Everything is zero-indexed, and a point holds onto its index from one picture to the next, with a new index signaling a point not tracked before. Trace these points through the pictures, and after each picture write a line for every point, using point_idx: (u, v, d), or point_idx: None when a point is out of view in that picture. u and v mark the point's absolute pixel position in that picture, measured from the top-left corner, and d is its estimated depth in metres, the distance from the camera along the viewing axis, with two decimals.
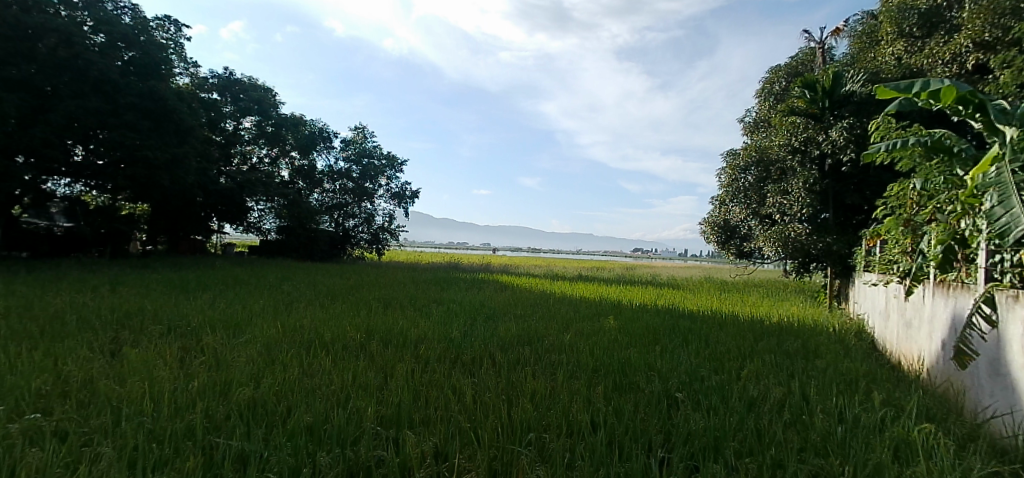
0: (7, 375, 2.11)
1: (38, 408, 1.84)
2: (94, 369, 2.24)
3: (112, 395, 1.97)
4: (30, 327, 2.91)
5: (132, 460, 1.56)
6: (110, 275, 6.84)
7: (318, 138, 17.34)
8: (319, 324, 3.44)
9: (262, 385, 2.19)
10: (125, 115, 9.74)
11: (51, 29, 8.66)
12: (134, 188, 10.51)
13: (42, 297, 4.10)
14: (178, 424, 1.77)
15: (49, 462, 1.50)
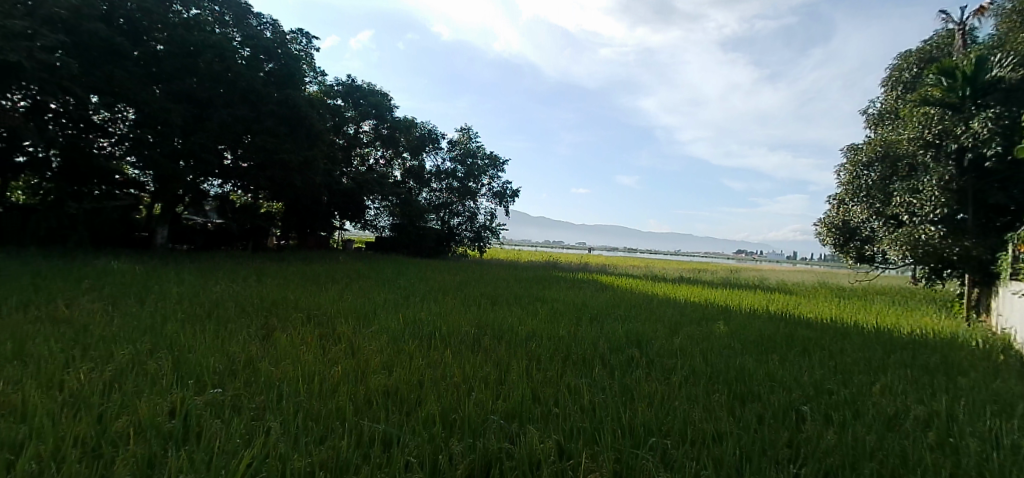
0: (188, 352, 2.48)
1: (215, 382, 2.27)
2: (255, 350, 2.60)
3: (273, 376, 2.39)
4: (198, 311, 3.29)
5: (295, 437, 2.01)
6: (254, 266, 7.59)
7: (428, 139, 18.29)
8: (434, 317, 3.61)
9: (393, 373, 2.61)
10: (266, 121, 10.77)
11: (209, 45, 9.85)
12: (273, 188, 11.78)
13: (202, 286, 4.61)
14: (329, 407, 2.24)
15: (228, 437, 1.96)
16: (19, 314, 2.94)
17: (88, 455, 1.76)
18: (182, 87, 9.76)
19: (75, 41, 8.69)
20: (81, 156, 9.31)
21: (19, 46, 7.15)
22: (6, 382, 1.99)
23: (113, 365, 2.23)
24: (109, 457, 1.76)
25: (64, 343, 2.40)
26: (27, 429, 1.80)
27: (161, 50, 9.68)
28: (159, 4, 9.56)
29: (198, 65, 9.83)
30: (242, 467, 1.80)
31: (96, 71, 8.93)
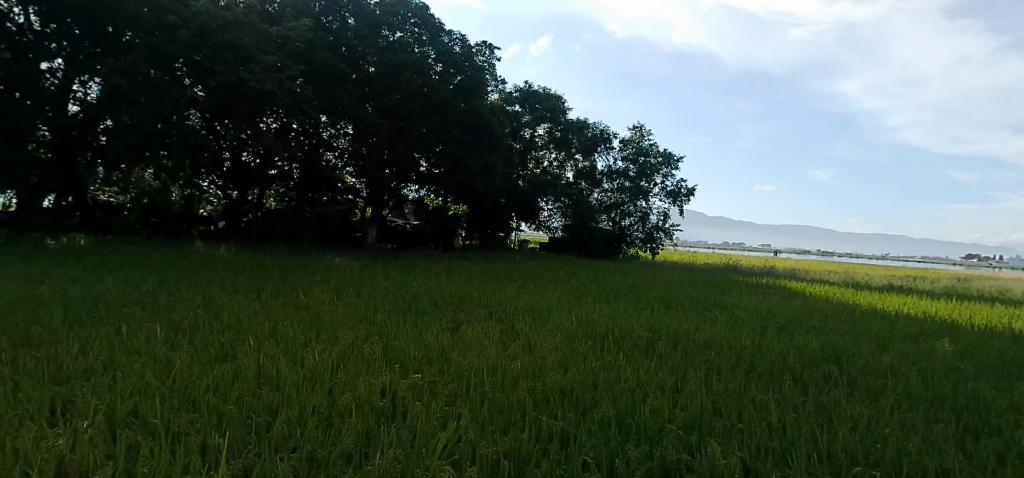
0: (393, 339, 2.81)
1: (415, 368, 2.52)
2: (447, 340, 2.85)
3: (462, 366, 2.58)
4: (401, 303, 3.73)
5: (482, 425, 2.13)
6: (443, 264, 8.46)
7: (600, 140, 18.73)
8: (607, 319, 3.66)
9: (569, 372, 2.67)
10: (454, 130, 12.95)
11: (409, 64, 12.05)
12: (459, 193, 13.55)
13: (404, 280, 5.27)
14: (511, 399, 2.35)
15: (426, 420, 2.15)
16: (274, 299, 3.62)
17: (322, 422, 2.05)
18: (390, 102, 12.40)
19: (312, 70, 11.46)
20: (312, 166, 12.42)
21: (272, 78, 9.90)
22: (265, 355, 2.41)
23: (339, 348, 2.59)
24: (338, 426, 2.04)
25: (304, 326, 2.84)
26: (279, 396, 2.15)
27: (373, 71, 12.47)
28: (371, 33, 12.12)
29: (400, 81, 12.28)
30: (440, 444, 1.96)
31: (326, 95, 11.55)
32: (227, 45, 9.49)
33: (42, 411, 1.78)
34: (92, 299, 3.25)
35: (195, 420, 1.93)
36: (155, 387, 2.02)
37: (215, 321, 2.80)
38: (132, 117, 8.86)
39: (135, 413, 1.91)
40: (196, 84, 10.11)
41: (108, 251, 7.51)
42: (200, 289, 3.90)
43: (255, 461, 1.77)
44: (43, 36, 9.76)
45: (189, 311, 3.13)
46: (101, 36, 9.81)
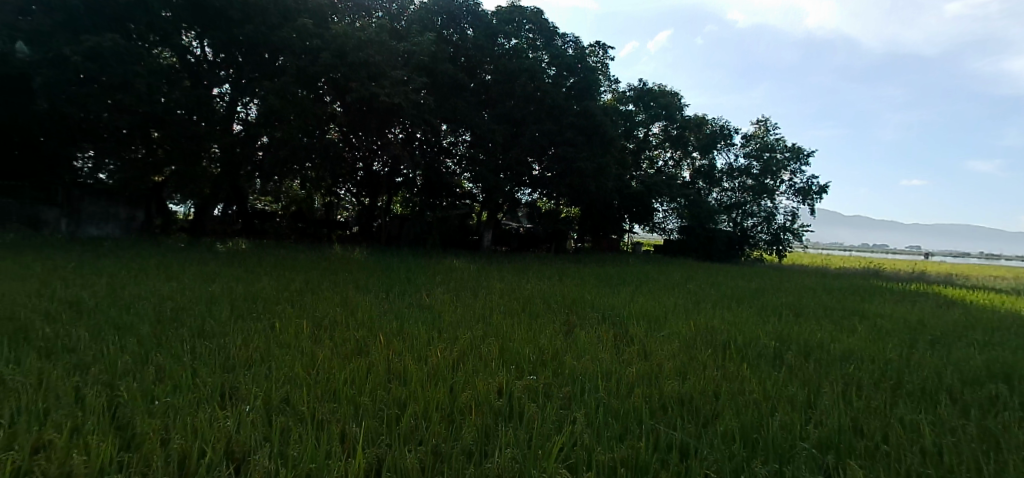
0: (508, 340, 2.88)
1: (530, 369, 2.55)
2: (561, 344, 2.87)
3: (576, 371, 2.56)
4: (516, 304, 3.83)
5: (597, 431, 2.09)
6: (555, 266, 8.67)
7: (719, 137, 19.33)
8: (728, 327, 3.52)
9: (688, 380, 2.56)
10: (567, 132, 13.07)
11: (524, 69, 12.74)
12: (571, 195, 13.92)
13: (518, 282, 5.44)
14: (627, 405, 2.28)
15: (542, 422, 2.15)
16: (400, 299, 3.88)
17: (444, 419, 2.12)
18: (504, 109, 13.03)
19: (433, 82, 12.58)
20: (434, 173, 13.98)
21: (399, 92, 10.68)
22: (393, 352, 2.56)
23: (458, 347, 2.68)
24: (459, 423, 2.09)
25: (427, 325, 2.99)
26: (405, 391, 2.26)
27: (489, 79, 13.18)
28: (489, 42, 13.01)
29: (514, 88, 12.89)
30: (557, 447, 1.94)
31: (447, 104, 12.74)
32: (362, 62, 10.38)
33: (214, 394, 2.01)
34: (254, 296, 3.70)
35: (335, 411, 2.08)
36: (299, 377, 2.20)
37: (350, 319, 3.04)
38: (282, 132, 10.34)
39: (287, 400, 2.10)
40: (336, 100, 11.37)
41: (265, 252, 8.60)
42: (339, 288, 4.28)
43: (386, 451, 1.87)
44: (216, 64, 11.65)
45: (330, 308, 3.44)
46: (258, 61, 11.20)
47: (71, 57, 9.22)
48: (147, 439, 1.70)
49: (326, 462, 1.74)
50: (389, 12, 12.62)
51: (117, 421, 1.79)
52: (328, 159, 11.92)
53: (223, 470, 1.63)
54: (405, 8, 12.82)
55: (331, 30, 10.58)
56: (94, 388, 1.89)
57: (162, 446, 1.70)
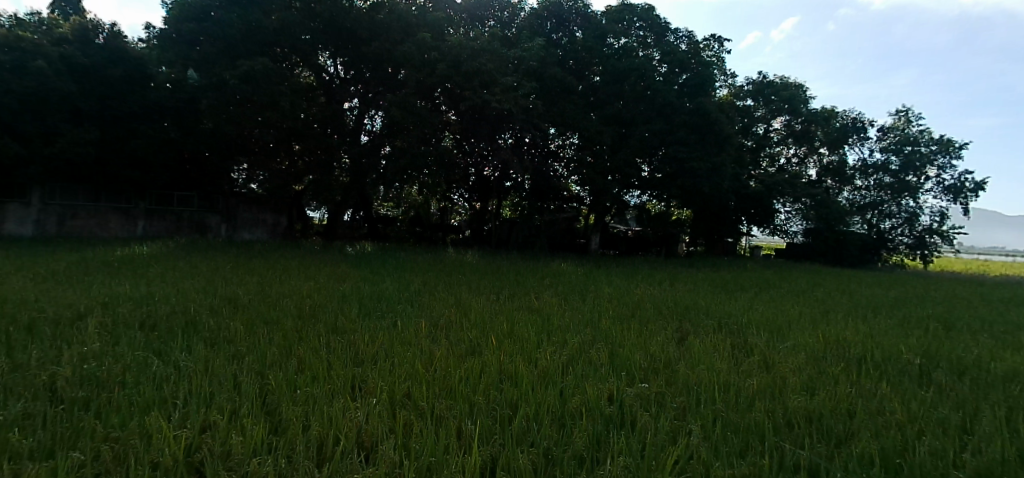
0: (618, 346, 2.83)
1: (642, 377, 2.48)
2: (674, 352, 2.78)
3: (691, 380, 2.46)
4: (625, 310, 3.77)
5: (716, 444, 1.96)
6: (667, 271, 8.40)
7: (850, 130, 17.87)
8: (863, 339, 3.23)
9: (817, 397, 2.35)
10: (678, 131, 12.94)
11: (634, 68, 12.65)
12: (682, 196, 13.51)
13: (626, 287, 5.36)
14: (747, 420, 2.12)
15: (655, 432, 2.06)
16: (510, 302, 3.95)
17: (555, 422, 2.10)
18: (613, 110, 12.96)
19: (542, 87, 12.90)
20: (541, 177, 14.04)
21: (511, 97, 11.39)
22: (504, 354, 2.59)
23: (567, 351, 2.67)
24: (571, 427, 2.07)
25: (537, 328, 3.02)
26: (516, 394, 2.27)
27: (598, 80, 13.47)
28: (598, 43, 13.12)
29: (624, 88, 13.02)
30: (673, 458, 1.85)
31: (555, 107, 12.89)
32: (476, 70, 11.37)
33: (344, 386, 2.15)
34: (377, 296, 3.97)
35: (451, 408, 2.13)
36: (421, 374, 2.31)
37: (464, 320, 3.15)
38: (403, 142, 11.81)
39: (407, 396, 2.20)
40: (450, 109, 12.68)
41: (388, 255, 9.16)
42: (453, 291, 4.46)
43: (500, 451, 1.88)
44: (348, 80, 13.38)
45: (444, 309, 3.58)
46: (382, 75, 12.83)
47: (229, 80, 10.99)
48: (290, 425, 1.86)
49: (445, 457, 1.79)
50: (500, 20, 13.78)
51: (267, 407, 1.97)
52: (443, 166, 12.37)
53: (354, 459, 1.73)
54: (516, 15, 13.89)
55: (446, 42, 11.65)
56: (249, 376, 2.10)
57: (302, 432, 1.85)
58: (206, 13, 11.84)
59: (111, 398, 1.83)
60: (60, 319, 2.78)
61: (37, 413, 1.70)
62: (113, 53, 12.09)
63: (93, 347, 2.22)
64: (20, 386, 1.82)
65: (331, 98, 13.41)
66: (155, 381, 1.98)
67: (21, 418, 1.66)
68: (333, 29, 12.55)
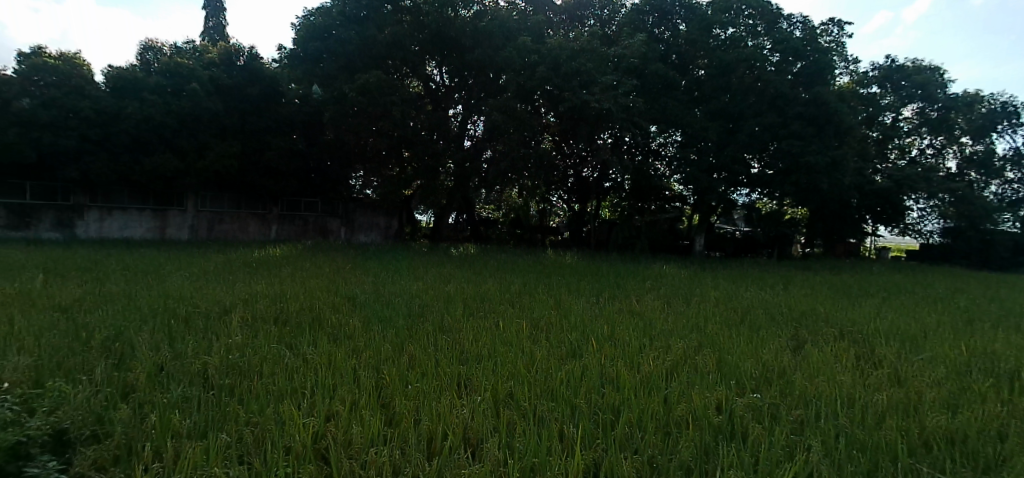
0: (726, 353, 2.71)
1: (753, 387, 2.34)
2: (788, 360, 2.62)
3: (808, 391, 2.29)
4: (733, 315, 3.61)
5: (841, 463, 1.78)
6: (781, 274, 8.01)
7: (1000, 115, 16.15)
8: (1019, 353, 2.86)
9: (961, 416, 2.08)
10: (792, 124, 12.08)
11: (742, 60, 12.11)
12: (797, 194, 12.70)
13: (736, 291, 5.11)
14: (877, 438, 1.91)
15: (770, 446, 1.91)
16: (611, 304, 3.91)
17: (660, 430, 2.00)
18: (719, 104, 12.70)
19: (642, 84, 13.17)
20: (643, 177, 13.93)
21: (609, 97, 11.45)
22: (605, 358, 2.56)
23: (672, 357, 2.59)
24: (677, 435, 1.97)
25: (638, 332, 2.97)
26: (618, 398, 2.20)
27: (704, 74, 13.09)
28: (703, 34, 12.81)
29: (732, 82, 12.48)
30: (793, 475, 1.70)
31: (657, 104, 12.95)
32: (575, 71, 11.58)
33: (450, 384, 2.21)
34: (480, 296, 4.11)
35: (552, 410, 2.11)
36: (522, 374, 2.32)
37: (565, 322, 3.16)
38: (504, 146, 12.18)
39: (509, 395, 2.21)
40: (549, 112, 12.64)
41: (489, 257, 9.42)
42: (553, 292, 4.51)
43: (603, 455, 1.82)
44: (452, 88, 14.10)
45: (545, 311, 3.63)
46: (484, 81, 13.44)
47: (349, 93, 12.15)
48: (402, 418, 1.94)
49: (548, 458, 1.76)
50: (600, 18, 13.92)
51: (381, 400, 2.06)
52: (543, 168, 12.59)
53: (460, 456, 1.75)
54: (617, 12, 13.97)
55: (546, 44, 11.99)
56: (366, 370, 2.24)
57: (413, 426, 1.92)
58: (328, 32, 13.13)
59: (250, 386, 2.02)
60: (212, 313, 3.15)
61: (191, 396, 1.90)
62: (252, 74, 13.84)
63: (238, 339, 2.48)
64: (183, 371, 2.07)
65: (438, 107, 14.23)
66: (287, 372, 2.16)
67: (181, 400, 1.87)
68: (440, 39, 13.20)
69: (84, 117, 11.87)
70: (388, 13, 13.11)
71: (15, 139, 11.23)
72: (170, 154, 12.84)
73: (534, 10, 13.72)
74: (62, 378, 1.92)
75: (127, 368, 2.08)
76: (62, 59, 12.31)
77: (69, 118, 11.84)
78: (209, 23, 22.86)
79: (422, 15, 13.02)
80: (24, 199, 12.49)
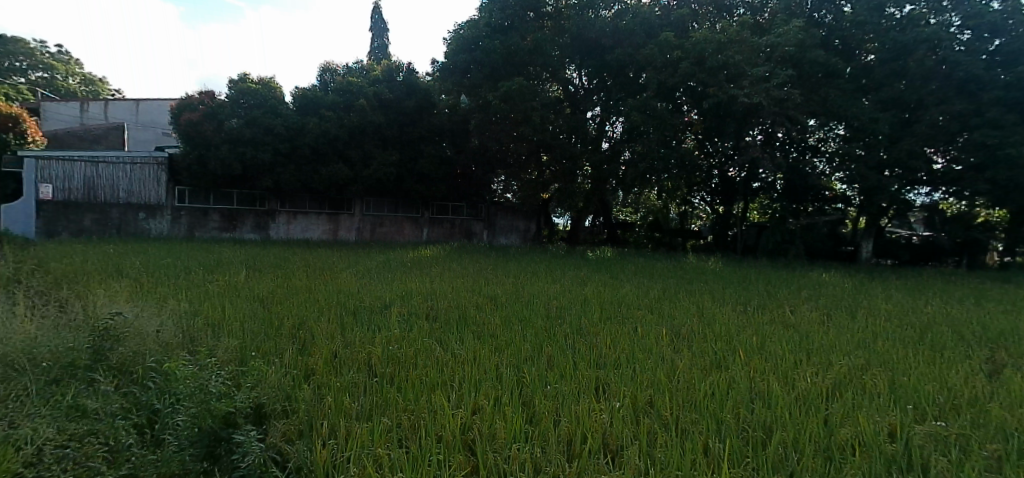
0: (901, 375, 2.40)
1: (936, 415, 2.02)
2: (980, 388, 2.25)
3: (1008, 424, 1.93)
4: (910, 332, 3.19)
5: None
6: (987, 287, 7.09)
7: None
8: None
9: None
10: (989, 112, 10.53)
11: (923, 41, 10.74)
12: (993, 192, 11.15)
13: (912, 304, 4.58)
14: None
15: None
16: (760, 314, 3.68)
17: (820, 453, 1.78)
18: (893, 92, 11.37)
19: (799, 74, 12.10)
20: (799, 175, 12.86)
21: (761, 89, 11.15)
22: (755, 371, 2.39)
23: (833, 375, 2.35)
24: (841, 461, 1.74)
25: (793, 346, 2.75)
26: (770, 414, 2.02)
27: (874, 60, 11.76)
28: (874, 15, 11.47)
29: (908, 65, 11.05)
30: None
31: (816, 94, 12.04)
32: (721, 64, 11.44)
33: (589, 388, 2.19)
34: (617, 300, 4.10)
35: (696, 422, 1.96)
36: (662, 383, 2.23)
37: (707, 331, 3.03)
38: (644, 146, 12.30)
39: (650, 404, 2.11)
40: (692, 109, 12.69)
41: (627, 260, 9.55)
42: (694, 299, 4.35)
43: (755, 475, 1.64)
44: (591, 90, 14.17)
45: (686, 319, 3.51)
46: (624, 81, 13.30)
47: (493, 101, 12.79)
48: (541, 417, 1.94)
49: (695, 471, 1.64)
50: (751, 6, 13.35)
51: (521, 398, 2.10)
52: (687, 167, 12.39)
53: (601, 461, 1.69)
54: None
55: (691, 38, 11.82)
56: (508, 368, 2.31)
57: (552, 425, 1.90)
58: (475, 44, 13.34)
59: (406, 377, 2.17)
60: (375, 307, 3.49)
61: (357, 382, 2.10)
62: (410, 87, 15.17)
63: (396, 332, 2.70)
64: (351, 358, 2.31)
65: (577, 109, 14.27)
66: (438, 365, 2.30)
67: (350, 385, 2.07)
68: (578, 42, 13.32)
69: (275, 133, 13.77)
70: (532, 21, 13.36)
71: (225, 154, 13.28)
72: (342, 164, 14.56)
73: (677, 5, 13.35)
74: (259, 359, 2.24)
75: (309, 353, 2.36)
76: (262, 83, 14.29)
77: (264, 135, 13.78)
78: (374, 44, 25.62)
79: (563, 20, 13.52)
80: (233, 205, 14.73)
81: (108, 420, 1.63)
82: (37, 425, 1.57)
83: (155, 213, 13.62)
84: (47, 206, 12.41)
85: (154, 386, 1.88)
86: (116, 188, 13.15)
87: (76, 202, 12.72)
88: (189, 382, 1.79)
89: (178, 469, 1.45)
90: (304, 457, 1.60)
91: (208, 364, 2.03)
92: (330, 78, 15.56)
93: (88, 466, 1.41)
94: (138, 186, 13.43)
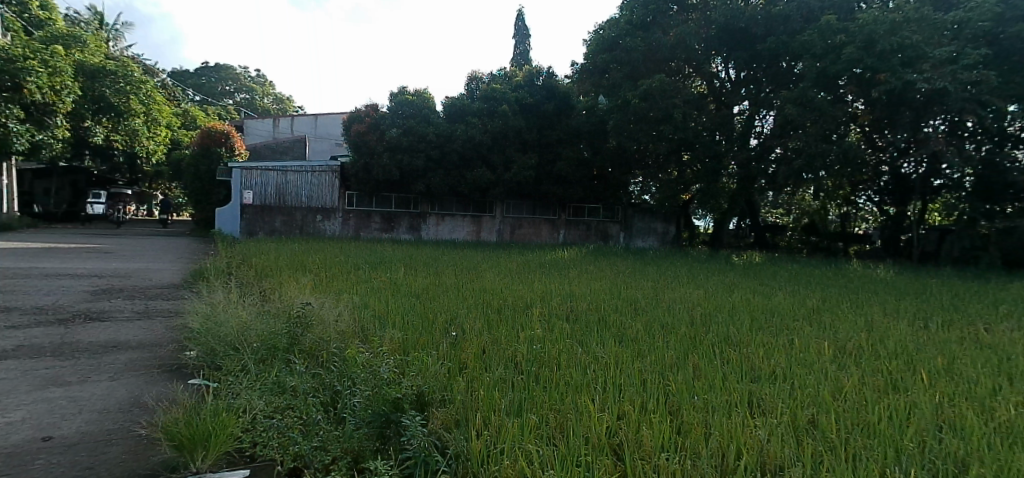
0: None
1: None
2: None
3: None
4: None
5: None
6: None
7: None
8: None
9: None
10: None
11: None
12: None
13: None
14: None
15: None
16: (947, 332, 3.24)
17: None
18: None
19: (993, 52, 10.58)
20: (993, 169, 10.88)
21: (946, 73, 9.95)
22: (943, 397, 2.09)
23: None
24: None
25: (991, 371, 2.36)
26: (966, 445, 1.73)
27: None
28: None
29: None
30: None
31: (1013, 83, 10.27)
32: (896, 47, 10.40)
33: (742, 402, 2.05)
34: (766, 309, 3.86)
35: (873, 446, 1.73)
36: (828, 402, 2.03)
37: (880, 348, 2.72)
38: (800, 142, 11.48)
39: (813, 423, 1.92)
40: (858, 99, 11.69)
41: (779, 265, 9.11)
42: (861, 311, 3.94)
43: None
44: (738, 82, 13.60)
45: (853, 334, 3.19)
46: (777, 71, 12.95)
47: (632, 100, 13.11)
48: (691, 426, 1.84)
49: None
50: None
51: (667, 406, 2.02)
52: (851, 164, 11.32)
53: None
54: None
55: (857, 21, 10.92)
56: (652, 375, 2.26)
57: (704, 436, 1.78)
58: (614, 43, 13.94)
59: (550, 377, 2.21)
60: (517, 305, 3.64)
61: (505, 378, 2.17)
62: (550, 90, 15.63)
63: (539, 332, 2.79)
64: (499, 355, 2.41)
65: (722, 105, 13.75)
66: (582, 367, 2.32)
67: (498, 382, 2.14)
68: (727, 33, 12.96)
69: (428, 141, 14.98)
70: (675, 14, 13.44)
71: (386, 162, 14.80)
72: (485, 168, 15.36)
73: None
74: (419, 351, 2.41)
75: (462, 348, 2.50)
76: (417, 94, 15.41)
77: (418, 143, 15.03)
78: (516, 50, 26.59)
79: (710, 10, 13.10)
80: (391, 207, 16.08)
81: (301, 397, 1.86)
82: (250, 397, 1.85)
83: (330, 215, 15.47)
84: (249, 210, 14.74)
85: (336, 370, 2.10)
86: (299, 195, 15.16)
87: (270, 206, 14.92)
88: (362, 370, 1.98)
89: (357, 446, 1.57)
90: (461, 446, 1.64)
91: (379, 353, 2.23)
92: (476, 86, 16.12)
93: (288, 435, 1.62)
94: (317, 191, 15.37)
